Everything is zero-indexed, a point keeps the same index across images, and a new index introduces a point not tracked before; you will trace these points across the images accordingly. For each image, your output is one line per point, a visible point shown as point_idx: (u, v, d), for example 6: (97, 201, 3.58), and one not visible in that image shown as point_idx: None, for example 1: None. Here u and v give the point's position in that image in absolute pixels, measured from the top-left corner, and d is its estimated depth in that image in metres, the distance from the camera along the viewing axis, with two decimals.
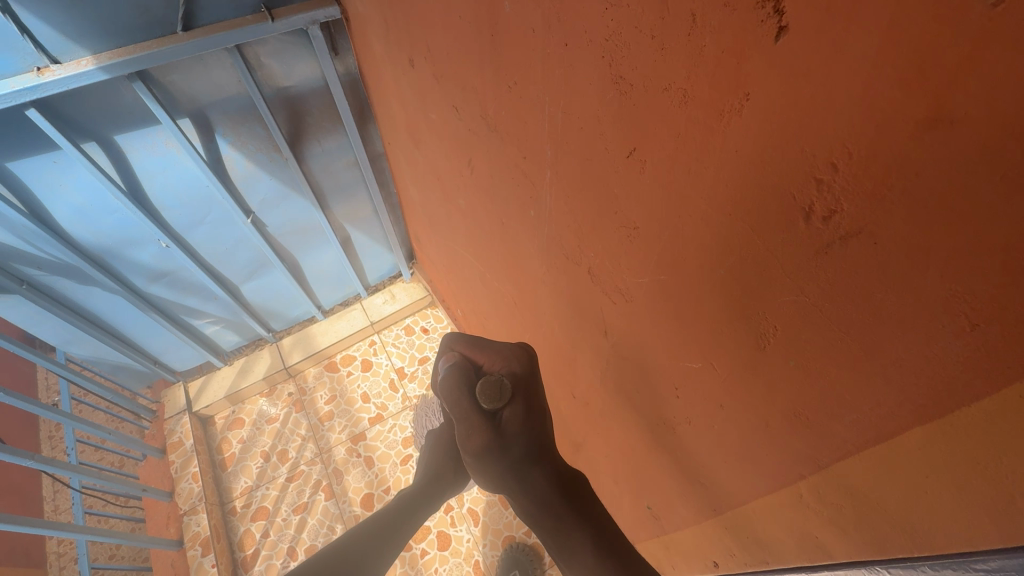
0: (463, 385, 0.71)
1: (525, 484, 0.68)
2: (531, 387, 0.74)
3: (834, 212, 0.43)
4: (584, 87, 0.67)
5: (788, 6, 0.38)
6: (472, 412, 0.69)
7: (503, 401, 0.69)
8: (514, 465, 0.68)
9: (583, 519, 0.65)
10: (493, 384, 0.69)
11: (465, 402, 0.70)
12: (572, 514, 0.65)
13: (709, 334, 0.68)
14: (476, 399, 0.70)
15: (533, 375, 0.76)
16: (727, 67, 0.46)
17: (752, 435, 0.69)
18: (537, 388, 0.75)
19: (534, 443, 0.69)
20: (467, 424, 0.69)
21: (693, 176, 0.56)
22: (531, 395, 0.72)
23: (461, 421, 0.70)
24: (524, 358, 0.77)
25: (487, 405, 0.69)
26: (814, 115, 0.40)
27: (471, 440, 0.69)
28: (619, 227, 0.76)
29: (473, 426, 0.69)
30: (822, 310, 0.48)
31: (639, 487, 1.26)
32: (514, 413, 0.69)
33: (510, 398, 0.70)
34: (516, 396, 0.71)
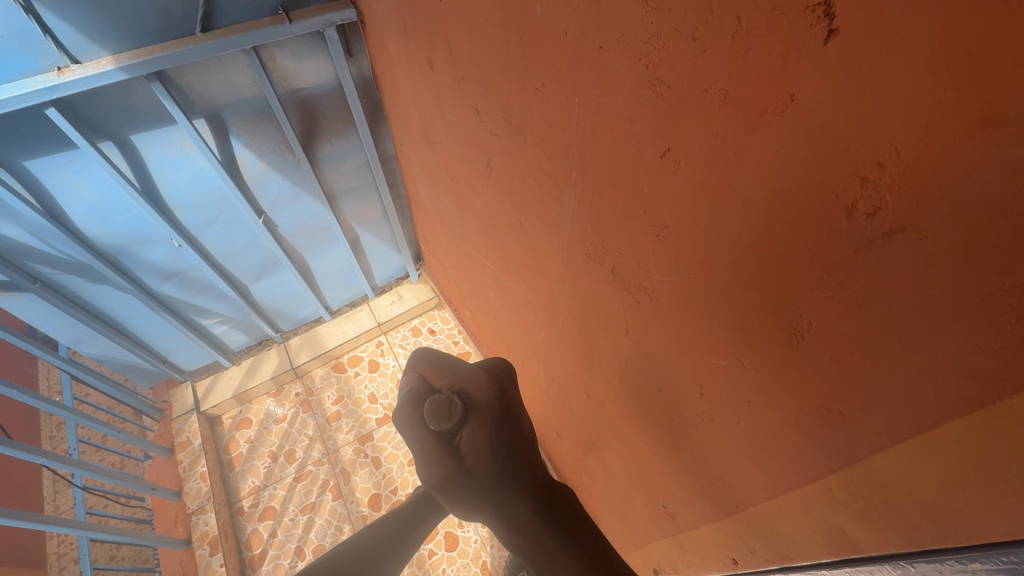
0: (413, 411, 0.66)
1: (500, 507, 0.63)
2: (493, 400, 0.67)
3: (879, 209, 0.44)
4: (618, 89, 0.69)
5: (838, 10, 0.40)
6: (425, 439, 0.63)
7: (455, 421, 0.64)
8: (483, 489, 0.63)
9: (565, 537, 0.60)
10: (442, 406, 0.63)
11: (415, 428, 0.64)
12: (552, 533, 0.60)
13: (739, 331, 0.69)
14: (427, 425, 0.64)
15: (495, 387, 0.69)
16: (772, 70, 0.47)
17: (780, 431, 0.70)
18: (501, 399, 0.68)
19: (501, 464, 0.64)
20: (423, 454, 0.64)
21: (731, 175, 0.58)
22: (490, 410, 0.66)
23: (418, 450, 0.64)
24: (483, 370, 0.70)
25: (438, 430, 0.63)
26: (862, 116, 0.42)
27: (431, 468, 0.64)
28: (648, 227, 0.77)
29: (429, 455, 0.63)
30: (862, 306, 0.49)
31: (653, 486, 1.27)
32: (472, 432, 0.64)
33: (463, 417, 0.64)
34: (471, 414, 0.65)
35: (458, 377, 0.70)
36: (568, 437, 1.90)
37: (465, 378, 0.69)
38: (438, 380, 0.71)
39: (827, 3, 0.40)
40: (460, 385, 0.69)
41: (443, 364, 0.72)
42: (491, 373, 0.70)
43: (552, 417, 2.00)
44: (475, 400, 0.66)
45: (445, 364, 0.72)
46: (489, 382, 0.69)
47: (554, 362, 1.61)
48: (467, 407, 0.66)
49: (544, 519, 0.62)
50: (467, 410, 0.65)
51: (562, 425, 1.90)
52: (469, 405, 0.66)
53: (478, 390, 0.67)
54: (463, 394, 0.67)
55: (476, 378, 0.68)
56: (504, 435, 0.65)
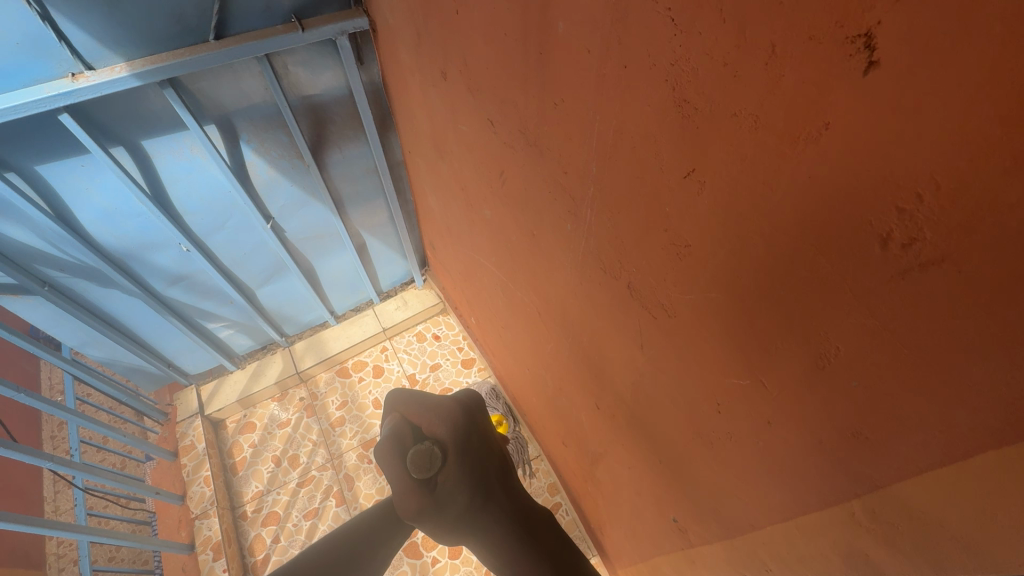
0: (392, 456, 0.69)
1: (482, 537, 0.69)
2: (464, 439, 0.71)
3: (915, 239, 0.44)
4: (642, 108, 0.69)
5: (879, 42, 0.40)
6: (406, 487, 0.67)
7: (435, 468, 0.68)
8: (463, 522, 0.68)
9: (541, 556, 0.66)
10: (423, 456, 0.67)
11: (396, 475, 0.67)
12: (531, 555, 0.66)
13: (761, 352, 0.69)
14: (408, 469, 0.68)
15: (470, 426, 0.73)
16: (807, 97, 0.47)
17: (803, 454, 0.69)
18: (474, 434, 0.72)
19: (479, 498, 0.69)
20: (404, 499, 0.67)
21: (759, 199, 0.58)
22: (464, 449, 0.70)
23: (400, 494, 0.67)
24: (455, 406, 0.73)
25: (419, 477, 0.67)
26: (901, 146, 0.41)
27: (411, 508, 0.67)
28: (669, 244, 0.77)
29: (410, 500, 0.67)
30: (894, 334, 0.49)
31: (663, 500, 1.26)
32: (451, 475, 0.68)
33: (444, 462, 0.69)
34: (449, 457, 0.69)
35: (435, 416, 0.72)
36: (574, 446, 1.89)
37: (441, 417, 0.71)
38: (416, 419, 0.73)
39: (869, 35, 0.40)
40: (437, 426, 0.71)
41: (420, 402, 0.73)
42: (464, 408, 0.74)
43: (558, 426, 1.99)
44: (451, 442, 0.70)
45: (423, 401, 0.73)
46: (465, 419, 0.72)
47: (563, 372, 1.61)
48: (444, 449, 0.70)
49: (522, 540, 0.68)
50: (444, 453, 0.70)
51: (569, 434, 1.89)
52: (446, 448, 0.70)
53: (453, 431, 0.71)
54: (438, 438, 0.71)
55: (450, 417, 0.71)
56: (480, 469, 0.71)
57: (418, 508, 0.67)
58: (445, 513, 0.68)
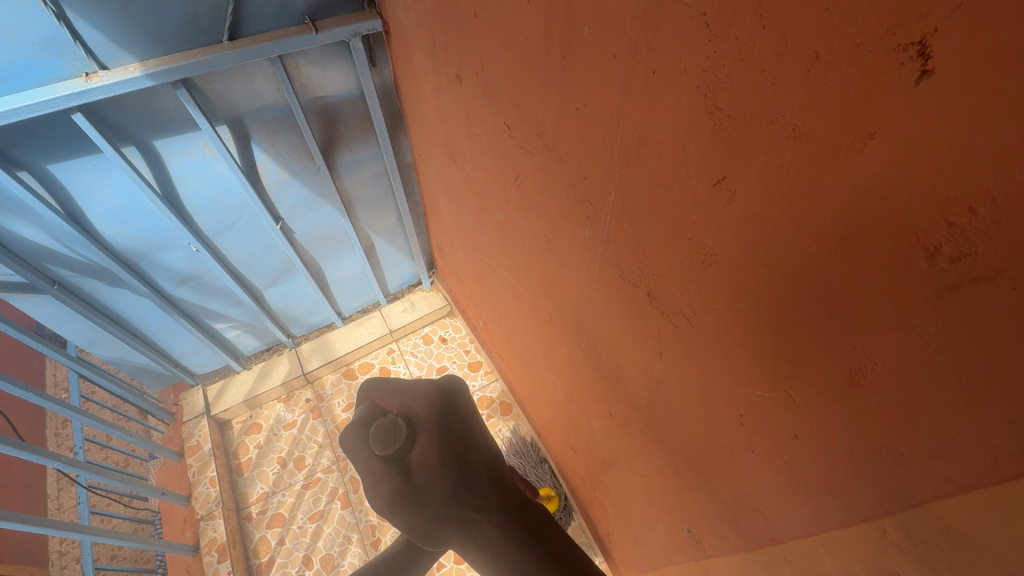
0: (360, 438, 0.70)
1: (465, 528, 0.64)
2: (435, 415, 0.72)
3: (966, 254, 0.42)
4: (671, 115, 0.68)
5: (934, 51, 0.38)
6: (371, 464, 0.67)
7: (399, 441, 0.68)
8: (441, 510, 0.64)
9: (531, 545, 0.61)
10: (387, 430, 0.69)
11: (363, 456, 0.68)
12: (518, 542, 0.61)
13: (790, 363, 0.68)
14: (373, 448, 0.68)
15: (444, 406, 0.74)
16: (851, 106, 0.46)
17: (832, 469, 0.68)
18: (450, 415, 0.73)
19: (456, 481, 0.66)
20: (373, 479, 0.67)
21: (794, 209, 0.56)
22: (436, 427, 0.71)
23: (367, 474, 0.67)
24: (430, 389, 0.75)
25: (383, 454, 0.67)
26: (954, 158, 0.40)
27: (382, 490, 0.66)
28: (694, 253, 0.76)
29: (379, 479, 0.66)
30: (939, 350, 0.48)
31: (677, 508, 1.25)
32: (421, 449, 0.68)
33: (411, 437, 0.70)
34: (418, 433, 0.70)
35: (405, 398, 0.75)
36: (583, 452, 1.88)
37: (412, 398, 0.74)
38: (388, 403, 0.75)
39: (923, 43, 0.39)
40: (408, 406, 0.74)
41: (391, 388, 0.76)
42: (441, 391, 0.76)
43: (567, 432, 1.98)
44: (422, 418, 0.71)
45: (393, 386, 0.76)
46: (441, 401, 0.74)
47: (575, 378, 1.60)
48: (413, 427, 0.71)
49: (512, 529, 0.63)
50: (413, 431, 0.71)
51: (577, 439, 1.88)
52: (415, 427, 0.71)
53: (424, 409, 0.72)
54: (409, 418, 0.72)
55: (424, 397, 0.74)
56: (457, 450, 0.69)
57: (388, 486, 0.66)
58: (417, 494, 0.66)
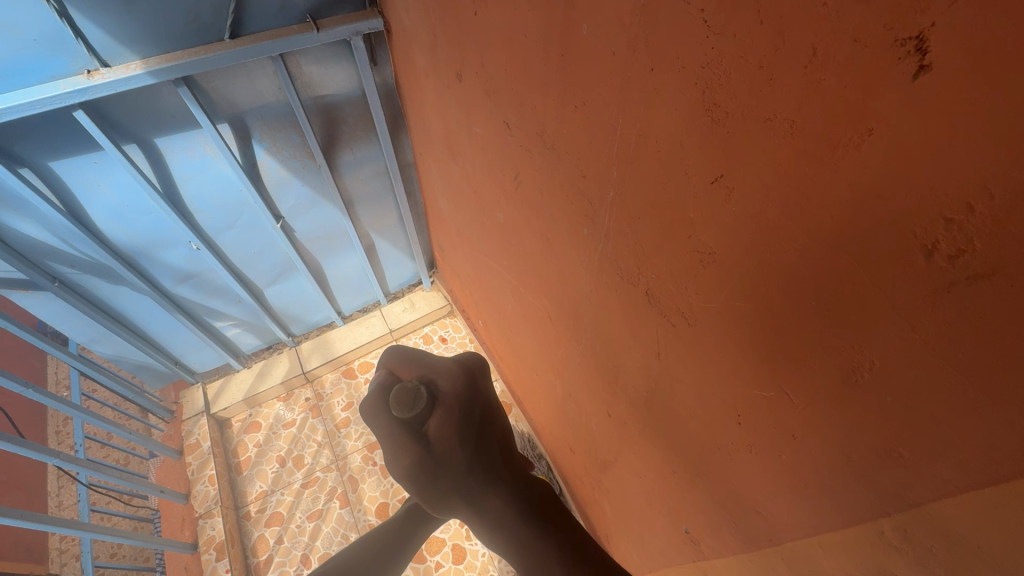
0: (378, 401, 0.66)
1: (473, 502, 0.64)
2: (458, 388, 0.67)
3: (964, 251, 0.42)
4: (669, 112, 0.67)
5: (932, 46, 0.38)
6: (389, 429, 0.63)
7: (420, 411, 0.64)
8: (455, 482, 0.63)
9: (536, 522, 0.61)
10: (407, 395, 0.64)
11: (382, 420, 0.64)
12: (528, 522, 0.61)
13: (788, 363, 0.67)
14: (393, 412, 0.64)
15: (467, 379, 0.69)
16: (849, 102, 0.46)
17: (830, 469, 0.67)
18: (472, 388, 0.69)
19: (472, 456, 0.65)
20: (390, 446, 0.63)
21: (792, 206, 0.56)
22: (458, 398, 0.66)
23: (386, 437, 0.64)
24: (452, 362, 0.70)
25: (401, 417, 0.63)
26: (952, 154, 0.40)
27: (397, 456, 0.63)
28: (692, 252, 0.75)
29: (395, 446, 0.63)
30: (937, 348, 0.47)
31: (675, 509, 1.24)
32: (439, 422, 0.64)
33: (431, 405, 0.65)
34: (438, 405, 0.65)
35: (427, 367, 0.70)
36: (582, 453, 1.87)
37: (433, 368, 0.69)
38: (408, 370, 0.70)
39: (920, 38, 0.39)
40: (430, 375, 0.69)
41: (413, 356, 0.71)
42: (462, 366, 0.71)
43: (566, 432, 1.97)
44: (443, 391, 0.66)
45: (416, 356, 0.71)
46: (463, 374, 0.69)
47: (574, 378, 1.59)
48: (435, 397, 0.66)
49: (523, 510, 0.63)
50: (434, 400, 0.66)
51: (576, 439, 1.87)
52: (436, 395, 0.66)
53: (445, 380, 0.67)
54: (431, 385, 0.67)
55: (445, 369, 0.68)
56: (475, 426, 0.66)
57: (405, 455, 0.62)
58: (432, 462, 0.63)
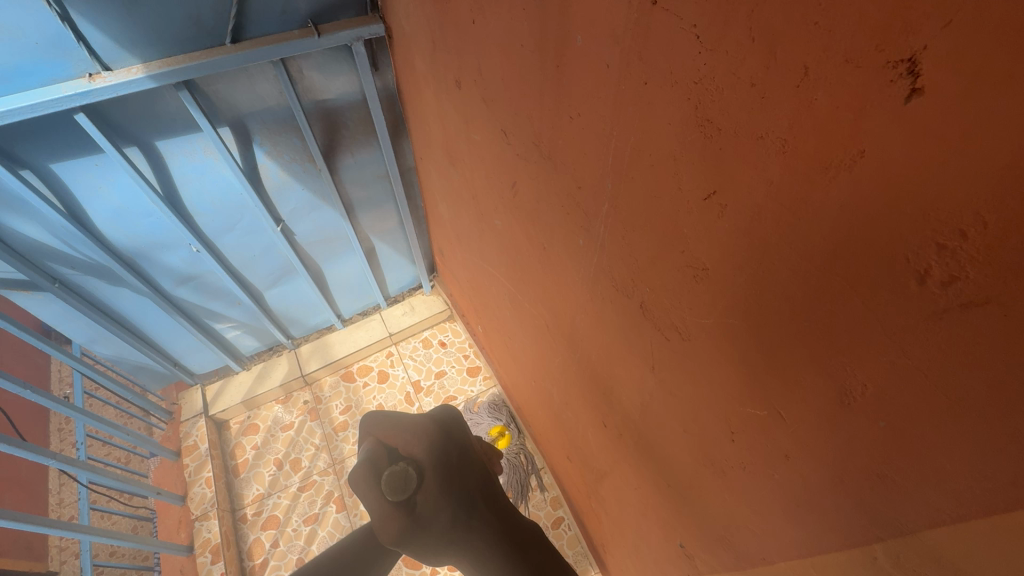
0: (368, 475, 0.69)
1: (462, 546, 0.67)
2: (441, 460, 0.72)
3: (956, 278, 0.41)
4: (662, 126, 0.67)
5: (924, 69, 0.37)
6: (384, 510, 0.67)
7: (411, 487, 0.69)
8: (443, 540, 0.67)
9: (525, 564, 0.63)
10: (398, 477, 0.68)
11: (374, 501, 0.68)
12: (516, 566, 0.63)
13: (780, 382, 0.66)
14: (383, 492, 0.68)
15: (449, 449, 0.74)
16: (840, 123, 0.45)
17: (823, 490, 0.66)
18: (449, 447, 0.75)
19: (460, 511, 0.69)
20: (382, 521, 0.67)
21: (784, 225, 0.55)
22: (442, 470, 0.71)
23: (378, 517, 0.68)
24: (435, 429, 0.75)
25: (393, 498, 0.67)
26: (944, 179, 0.39)
27: (390, 529, 0.67)
28: (685, 267, 0.74)
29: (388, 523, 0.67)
30: (931, 374, 0.46)
31: (670, 524, 1.22)
32: (428, 492, 0.69)
33: (419, 480, 0.70)
34: (426, 476, 0.71)
35: (408, 439, 0.74)
36: (578, 461, 1.86)
37: (413, 437, 0.74)
38: (392, 440, 0.74)
39: (911, 60, 0.38)
40: (413, 448, 0.73)
41: (395, 423, 0.75)
42: (438, 425, 0.77)
43: (563, 440, 1.96)
44: (427, 462, 0.72)
45: (399, 423, 0.75)
46: (441, 437, 0.75)
47: (570, 388, 1.58)
48: (421, 471, 0.71)
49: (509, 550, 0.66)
50: (421, 474, 0.71)
51: (573, 449, 1.85)
52: (422, 468, 0.71)
53: (426, 449, 0.73)
54: (416, 460, 0.72)
55: (425, 437, 0.73)
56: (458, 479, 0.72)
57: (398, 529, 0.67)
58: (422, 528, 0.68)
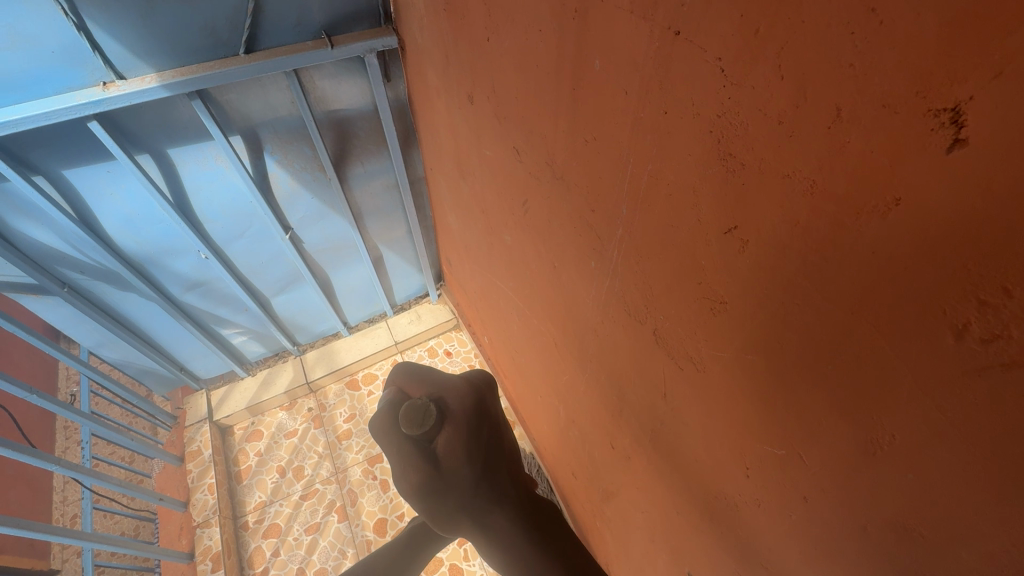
0: (388, 415, 0.64)
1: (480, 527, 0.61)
2: (468, 408, 0.64)
3: (998, 336, 0.38)
4: (682, 157, 0.65)
5: (968, 120, 0.35)
6: (399, 447, 0.61)
7: (431, 428, 0.62)
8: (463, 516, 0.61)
9: (553, 556, 0.58)
10: (416, 413, 0.62)
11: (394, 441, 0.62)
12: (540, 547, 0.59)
13: (800, 422, 0.64)
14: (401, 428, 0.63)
15: (480, 403, 0.66)
16: (875, 168, 0.43)
17: (842, 536, 0.63)
18: (482, 403, 0.66)
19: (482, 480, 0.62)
20: (397, 462, 0.61)
21: (809, 265, 0.53)
22: (469, 419, 0.63)
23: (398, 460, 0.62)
24: (464, 380, 0.67)
25: (409, 434, 0.61)
26: (986, 235, 0.37)
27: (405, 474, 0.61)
28: (703, 299, 0.73)
29: (402, 464, 0.61)
30: (966, 432, 0.43)
31: (680, 553, 1.19)
32: (448, 438, 0.62)
33: (440, 423, 0.63)
34: (447, 421, 0.63)
35: (436, 384, 0.67)
36: (584, 479, 1.83)
37: (440, 386, 0.67)
38: (417, 388, 0.68)
39: (955, 110, 0.36)
40: (439, 393, 0.66)
41: (421, 374, 0.68)
42: (471, 382, 0.68)
43: (569, 456, 1.93)
44: (451, 407, 0.64)
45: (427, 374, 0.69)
46: (473, 390, 0.66)
47: (578, 406, 1.57)
48: (445, 413, 0.64)
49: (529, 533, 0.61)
50: (443, 419, 0.63)
51: (580, 466, 1.82)
52: (446, 412, 0.64)
53: (456, 395, 0.65)
54: (441, 404, 0.65)
55: (456, 385, 0.66)
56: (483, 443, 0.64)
57: (415, 474, 0.60)
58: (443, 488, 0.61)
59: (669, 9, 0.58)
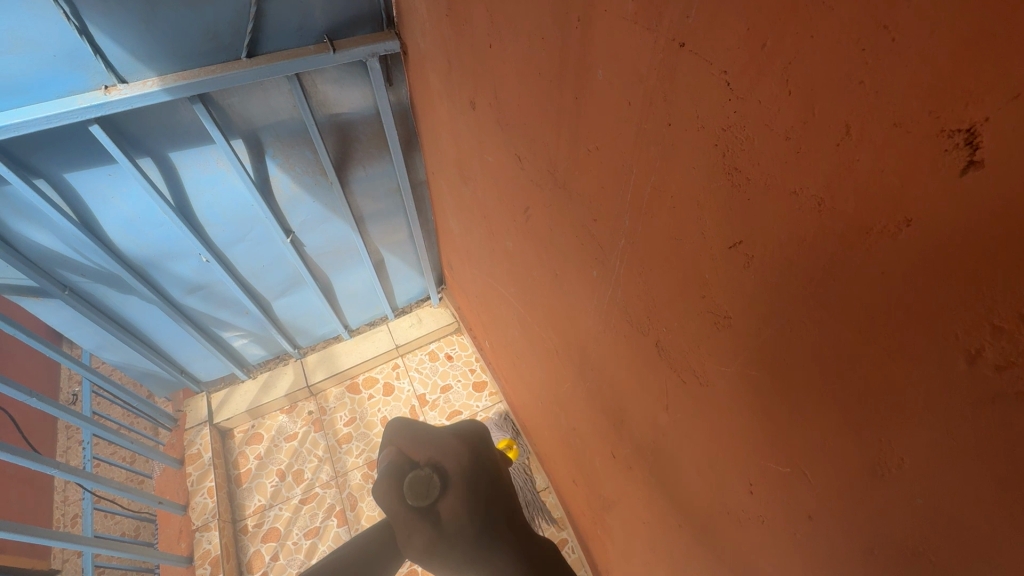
0: (391, 485, 0.68)
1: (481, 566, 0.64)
2: (466, 470, 0.70)
3: (1013, 362, 0.37)
4: (686, 170, 0.64)
5: (984, 142, 0.34)
6: (405, 518, 0.66)
7: (435, 494, 0.67)
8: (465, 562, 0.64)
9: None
10: (419, 484, 0.67)
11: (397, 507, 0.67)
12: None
13: (806, 441, 0.62)
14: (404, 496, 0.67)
15: (474, 463, 0.71)
16: (886, 187, 0.42)
17: (848, 557, 0.62)
18: (476, 463, 0.72)
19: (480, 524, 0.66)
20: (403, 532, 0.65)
21: (816, 283, 0.52)
22: (468, 481, 0.69)
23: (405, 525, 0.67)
24: (458, 438, 0.73)
25: (414, 504, 0.66)
26: (1001, 260, 0.35)
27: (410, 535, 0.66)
28: (706, 313, 0.71)
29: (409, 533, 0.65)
30: (977, 459, 0.42)
31: (681, 566, 1.17)
32: (451, 501, 0.67)
33: (443, 488, 0.68)
34: (448, 484, 0.69)
35: (433, 448, 0.73)
36: (585, 487, 1.81)
37: (431, 446, 0.73)
38: (416, 453, 0.73)
39: (970, 131, 0.35)
40: (437, 457, 0.72)
41: (421, 437, 0.74)
42: (464, 439, 0.74)
43: (569, 463, 1.92)
44: (451, 470, 0.70)
45: (420, 436, 0.74)
46: (467, 449, 0.73)
47: (579, 413, 1.55)
48: (445, 477, 0.70)
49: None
50: (444, 483, 0.69)
51: (580, 473, 1.81)
52: (446, 476, 0.70)
53: (454, 459, 0.71)
54: (441, 469, 0.71)
55: (452, 448, 0.72)
56: (477, 489, 0.69)
57: (422, 538, 0.64)
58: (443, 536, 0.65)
59: (674, 20, 0.57)
